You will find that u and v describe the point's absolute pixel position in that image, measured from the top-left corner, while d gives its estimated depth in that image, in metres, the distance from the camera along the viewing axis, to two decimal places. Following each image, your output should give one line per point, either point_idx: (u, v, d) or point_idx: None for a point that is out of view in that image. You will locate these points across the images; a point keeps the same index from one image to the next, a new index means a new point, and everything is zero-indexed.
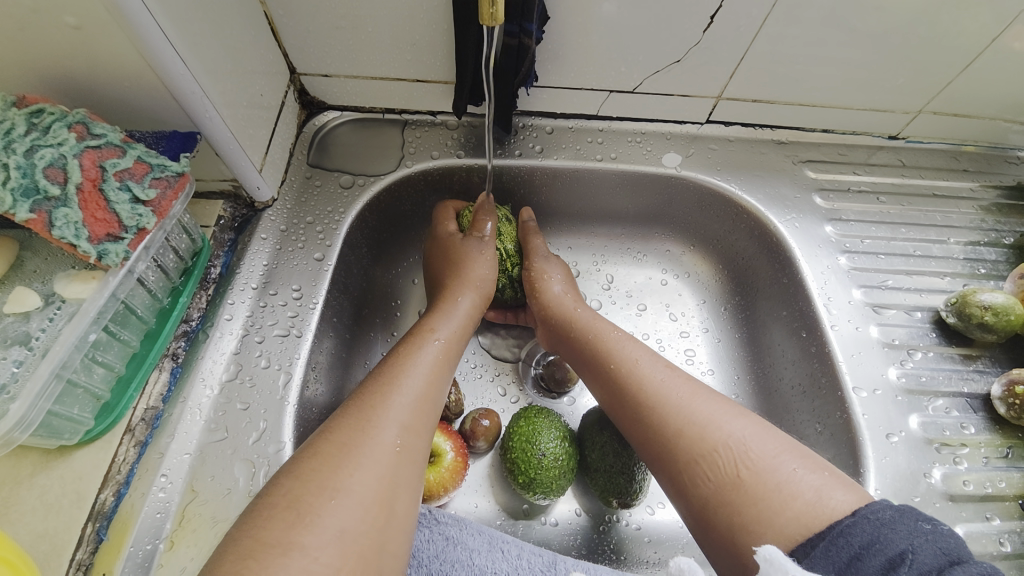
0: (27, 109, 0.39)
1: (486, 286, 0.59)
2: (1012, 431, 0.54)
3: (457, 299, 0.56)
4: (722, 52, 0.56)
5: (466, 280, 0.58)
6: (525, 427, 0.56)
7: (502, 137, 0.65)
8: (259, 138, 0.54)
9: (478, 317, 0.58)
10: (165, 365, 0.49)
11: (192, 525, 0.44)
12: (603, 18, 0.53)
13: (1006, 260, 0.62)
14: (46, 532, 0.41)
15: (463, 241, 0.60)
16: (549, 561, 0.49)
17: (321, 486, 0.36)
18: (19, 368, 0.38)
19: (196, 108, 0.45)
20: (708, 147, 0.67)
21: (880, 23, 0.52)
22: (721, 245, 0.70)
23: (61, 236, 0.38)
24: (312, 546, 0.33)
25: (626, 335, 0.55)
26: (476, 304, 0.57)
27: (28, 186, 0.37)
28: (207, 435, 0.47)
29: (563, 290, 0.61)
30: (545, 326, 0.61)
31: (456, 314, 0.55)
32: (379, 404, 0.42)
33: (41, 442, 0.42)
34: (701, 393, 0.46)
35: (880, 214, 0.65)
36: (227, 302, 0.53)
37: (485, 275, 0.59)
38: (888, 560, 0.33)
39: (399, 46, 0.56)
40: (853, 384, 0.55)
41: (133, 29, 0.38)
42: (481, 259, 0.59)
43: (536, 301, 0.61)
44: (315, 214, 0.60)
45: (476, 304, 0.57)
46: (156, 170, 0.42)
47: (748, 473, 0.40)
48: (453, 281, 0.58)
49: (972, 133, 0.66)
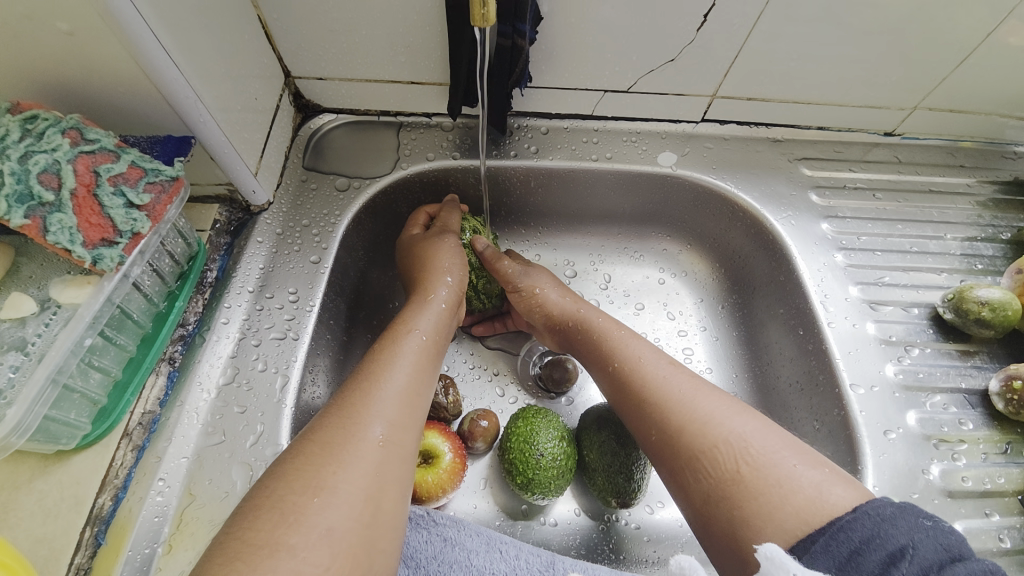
0: (22, 115, 0.39)
1: (457, 283, 0.58)
2: (1011, 426, 0.54)
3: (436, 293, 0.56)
4: (716, 51, 0.56)
5: (438, 275, 0.57)
6: (524, 428, 0.56)
7: (498, 137, 0.65)
8: (255, 142, 0.54)
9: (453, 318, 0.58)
10: (162, 369, 0.49)
11: (191, 528, 0.44)
12: (597, 18, 0.53)
13: (1004, 255, 0.62)
14: (45, 536, 0.41)
15: (431, 241, 0.60)
16: (547, 561, 0.49)
17: (306, 485, 0.36)
18: (16, 374, 0.38)
19: (191, 112, 0.45)
20: (704, 145, 0.67)
21: (874, 20, 0.52)
22: (718, 244, 0.70)
23: (55, 242, 0.38)
24: (299, 546, 0.33)
25: (631, 332, 0.55)
26: (451, 298, 0.57)
27: (23, 191, 0.37)
28: (204, 439, 0.47)
29: (562, 295, 0.60)
30: (554, 332, 0.61)
31: (435, 309, 0.55)
32: (362, 402, 0.42)
33: (39, 448, 0.42)
34: (703, 389, 0.46)
35: (877, 211, 0.64)
36: (223, 306, 0.53)
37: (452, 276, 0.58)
38: (888, 555, 0.33)
39: (394, 48, 0.56)
40: (852, 381, 0.55)
41: (126, 35, 0.38)
42: (444, 253, 0.59)
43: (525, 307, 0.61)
44: (311, 216, 0.60)
45: (451, 296, 0.57)
46: (150, 175, 0.43)
47: (748, 468, 0.40)
48: (429, 280, 0.57)
49: (968, 128, 0.66)
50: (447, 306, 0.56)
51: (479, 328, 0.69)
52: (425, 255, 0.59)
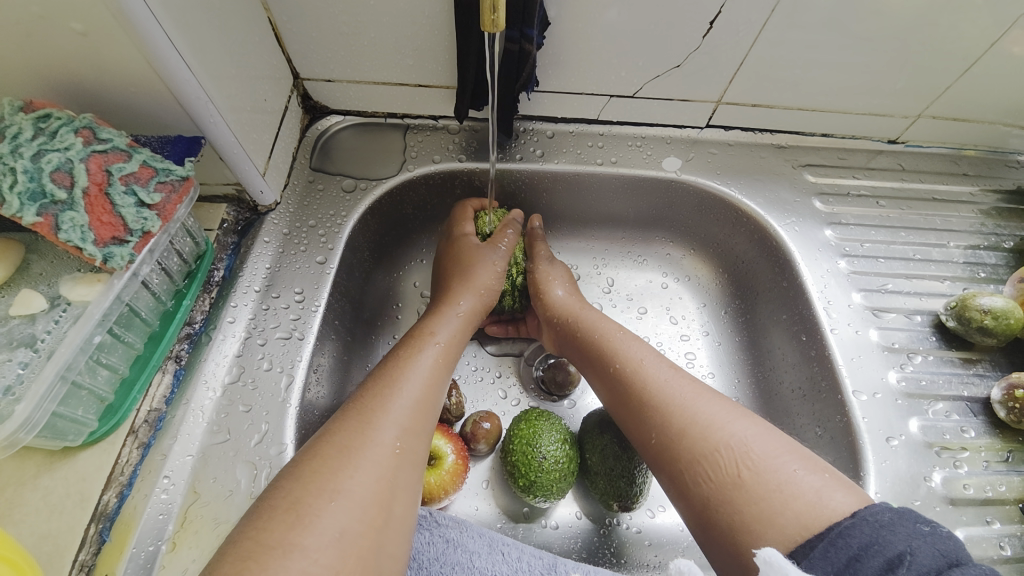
0: (35, 114, 0.40)
1: (485, 292, 0.59)
2: (1013, 434, 0.54)
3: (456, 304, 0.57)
4: (721, 57, 0.56)
5: (469, 287, 0.58)
6: (526, 430, 0.56)
7: (503, 141, 0.66)
8: (263, 142, 0.55)
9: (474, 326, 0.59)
10: (168, 367, 0.49)
11: (194, 526, 0.44)
12: (603, 23, 0.53)
13: (1007, 264, 0.63)
14: (50, 533, 0.41)
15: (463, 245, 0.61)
16: (549, 564, 0.49)
17: (322, 488, 0.37)
18: (25, 370, 0.38)
19: (201, 112, 0.45)
20: (709, 151, 0.67)
21: (879, 28, 0.53)
22: (722, 249, 0.70)
23: (67, 240, 0.38)
24: (311, 546, 0.34)
25: (631, 335, 0.55)
26: (473, 309, 0.58)
27: (35, 189, 0.37)
28: (209, 437, 0.47)
29: (567, 293, 0.61)
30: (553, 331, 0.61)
31: (457, 320, 0.55)
32: (380, 407, 0.43)
33: (46, 444, 0.42)
34: (704, 393, 0.47)
35: (880, 218, 0.65)
36: (229, 305, 0.53)
37: (482, 286, 0.59)
38: (887, 561, 0.33)
39: (401, 51, 0.56)
40: (854, 387, 0.55)
41: (139, 35, 0.38)
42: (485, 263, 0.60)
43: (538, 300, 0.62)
44: (317, 217, 0.60)
45: (473, 308, 0.58)
46: (161, 174, 0.43)
47: (749, 473, 0.40)
48: (453, 289, 0.58)
49: (972, 137, 0.66)
50: (465, 316, 0.57)
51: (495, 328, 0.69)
52: (460, 262, 0.60)
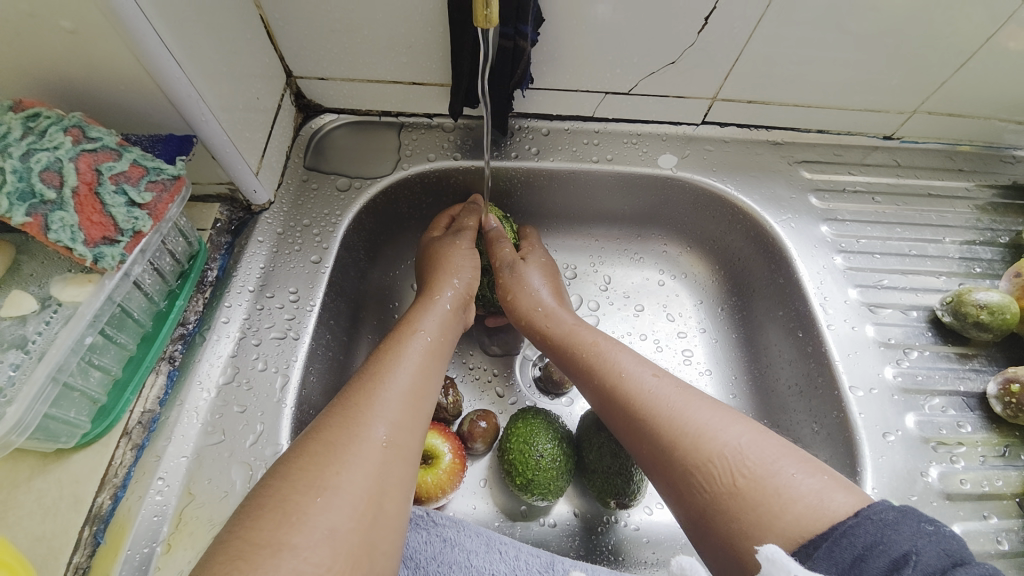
0: (24, 113, 0.39)
1: (464, 284, 0.59)
2: (1010, 429, 0.54)
3: (438, 296, 0.57)
4: (716, 54, 0.56)
5: (447, 275, 0.58)
6: (523, 428, 0.56)
7: (499, 139, 0.66)
8: (256, 141, 0.54)
9: (460, 314, 0.58)
10: (162, 367, 0.49)
11: (190, 527, 0.43)
12: (597, 20, 0.53)
13: (1002, 258, 0.63)
14: (45, 535, 0.41)
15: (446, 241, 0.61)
16: (547, 562, 0.49)
17: (310, 484, 0.36)
18: (17, 371, 0.38)
19: (192, 111, 0.45)
20: (705, 147, 0.67)
21: (876, 22, 0.52)
22: (718, 246, 0.70)
23: (57, 240, 0.38)
24: (301, 546, 0.33)
25: (607, 344, 0.54)
26: (457, 299, 0.58)
27: (25, 189, 0.37)
28: (204, 438, 0.47)
29: (542, 294, 0.61)
30: (529, 337, 0.61)
31: (438, 310, 0.55)
32: (366, 402, 0.43)
33: (39, 446, 0.42)
34: (694, 400, 0.46)
35: (876, 214, 0.65)
36: (223, 305, 0.53)
37: (460, 279, 0.59)
38: (892, 561, 0.33)
39: (395, 48, 0.56)
40: (851, 383, 0.55)
41: (129, 32, 0.38)
42: (459, 258, 0.60)
43: (512, 308, 0.61)
44: (312, 216, 0.60)
45: (456, 298, 0.58)
46: (152, 173, 0.43)
47: (745, 481, 0.40)
48: (433, 278, 0.58)
49: (967, 132, 0.66)
50: (451, 308, 0.57)
51: (490, 320, 0.69)
52: (438, 255, 0.60)
